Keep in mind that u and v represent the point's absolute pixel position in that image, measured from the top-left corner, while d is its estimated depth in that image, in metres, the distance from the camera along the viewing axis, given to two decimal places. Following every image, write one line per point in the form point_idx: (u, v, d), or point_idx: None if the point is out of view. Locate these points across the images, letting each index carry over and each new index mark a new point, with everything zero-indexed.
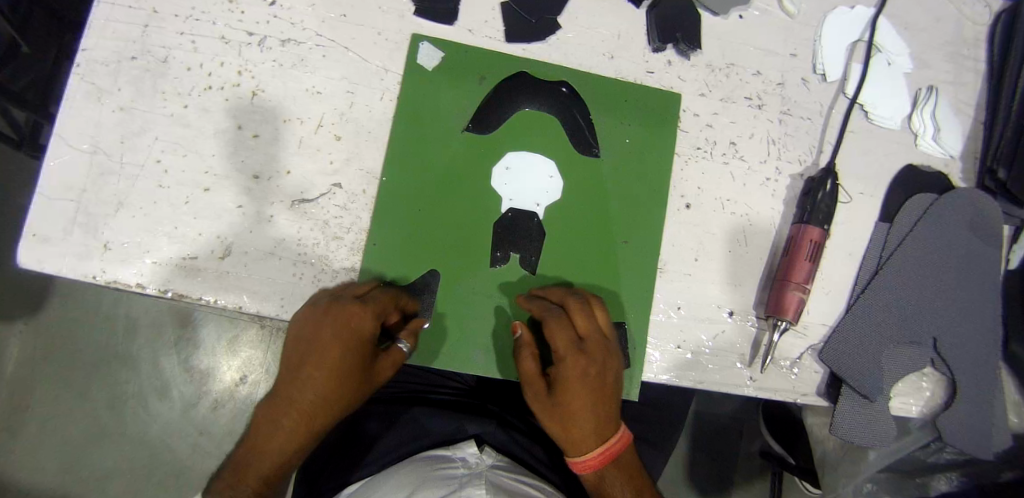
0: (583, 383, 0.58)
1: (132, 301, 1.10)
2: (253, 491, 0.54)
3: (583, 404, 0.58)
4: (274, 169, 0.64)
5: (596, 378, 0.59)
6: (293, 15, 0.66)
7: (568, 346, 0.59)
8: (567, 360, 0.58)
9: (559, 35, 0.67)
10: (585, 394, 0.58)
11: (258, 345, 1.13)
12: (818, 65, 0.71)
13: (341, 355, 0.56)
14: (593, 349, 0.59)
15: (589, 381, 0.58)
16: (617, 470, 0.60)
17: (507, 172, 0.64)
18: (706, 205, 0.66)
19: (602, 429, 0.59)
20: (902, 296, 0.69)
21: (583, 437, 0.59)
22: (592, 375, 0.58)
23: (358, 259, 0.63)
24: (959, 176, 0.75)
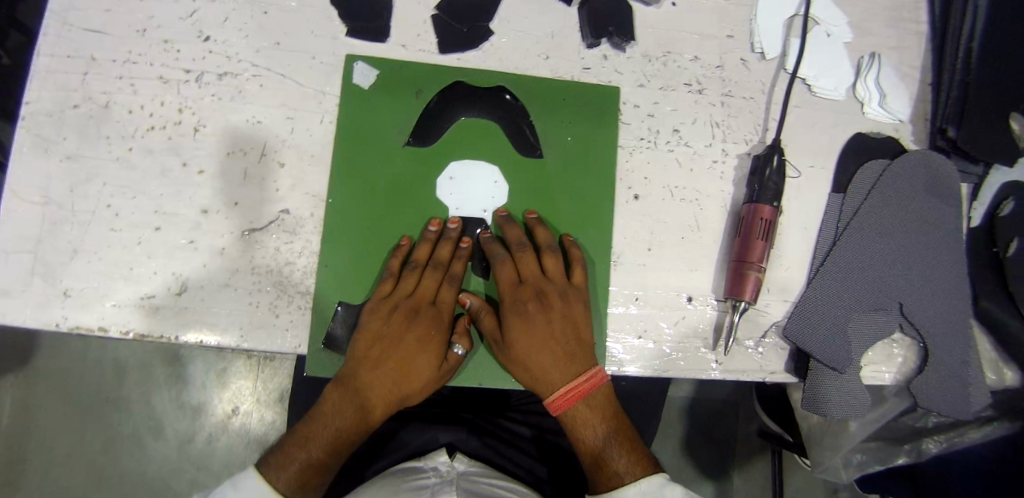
0: (531, 320, 0.62)
1: (118, 345, 1.11)
2: (318, 460, 0.58)
3: (539, 339, 0.61)
4: (221, 201, 0.65)
5: (545, 313, 0.62)
6: (227, 48, 0.67)
7: (511, 288, 0.63)
8: (512, 300, 0.62)
9: (492, 41, 0.67)
10: (539, 329, 0.62)
11: (247, 374, 1.14)
12: (755, 44, 0.71)
13: (416, 347, 0.61)
14: (534, 285, 0.63)
15: (538, 317, 0.62)
16: (590, 411, 0.61)
17: (452, 182, 0.65)
18: (654, 194, 0.67)
19: (567, 364, 0.61)
20: (864, 253, 0.69)
21: (550, 374, 0.61)
22: (539, 310, 0.62)
23: (312, 281, 0.63)
24: (909, 139, 0.75)
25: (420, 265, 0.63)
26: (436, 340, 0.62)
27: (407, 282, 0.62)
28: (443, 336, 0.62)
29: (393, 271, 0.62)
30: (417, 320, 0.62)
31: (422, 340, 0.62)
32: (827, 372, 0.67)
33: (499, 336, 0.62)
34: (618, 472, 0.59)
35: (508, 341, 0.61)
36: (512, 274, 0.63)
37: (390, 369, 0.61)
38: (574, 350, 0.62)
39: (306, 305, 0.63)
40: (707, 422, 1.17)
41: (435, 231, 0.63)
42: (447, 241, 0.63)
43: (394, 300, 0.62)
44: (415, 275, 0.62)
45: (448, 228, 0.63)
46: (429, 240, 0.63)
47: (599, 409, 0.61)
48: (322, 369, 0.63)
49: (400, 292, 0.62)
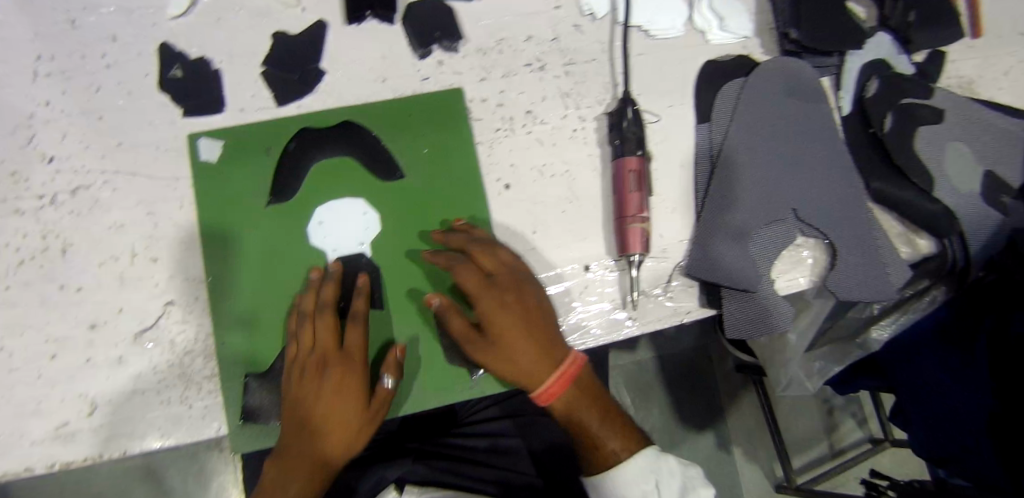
0: (509, 312, 0.60)
1: (91, 476, 1.09)
2: None
3: (519, 330, 0.59)
4: (108, 312, 0.65)
5: (522, 303, 0.60)
6: (74, 163, 0.67)
7: (480, 286, 0.60)
8: (485, 299, 0.60)
9: (326, 80, 0.68)
10: (518, 321, 0.59)
11: (225, 466, 1.11)
12: (583, 7, 0.71)
13: (340, 400, 0.60)
14: (503, 279, 0.61)
15: (517, 307, 0.60)
16: (581, 393, 0.61)
17: (323, 226, 0.65)
18: (523, 178, 0.67)
19: (550, 352, 0.60)
20: (751, 169, 0.69)
21: (533, 366, 0.59)
22: (516, 301, 0.60)
23: (215, 363, 0.63)
24: (760, 52, 0.75)
25: (308, 316, 0.61)
26: (353, 388, 0.60)
27: (306, 337, 0.61)
28: (359, 383, 0.60)
29: (292, 332, 0.62)
30: (330, 376, 0.60)
31: (337, 391, 0.60)
32: (741, 293, 0.67)
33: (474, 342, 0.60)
34: (615, 450, 0.62)
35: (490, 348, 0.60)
36: (476, 275, 0.61)
37: (321, 427, 0.60)
38: (551, 335, 0.60)
39: (215, 388, 0.63)
40: (682, 374, 1.15)
41: (315, 277, 0.63)
42: (329, 285, 0.62)
43: (301, 363, 0.60)
44: (311, 326, 0.61)
45: (328, 272, 0.63)
46: (312, 290, 0.62)
47: (587, 390, 0.62)
48: (252, 444, 0.63)
49: (303, 351, 0.61)
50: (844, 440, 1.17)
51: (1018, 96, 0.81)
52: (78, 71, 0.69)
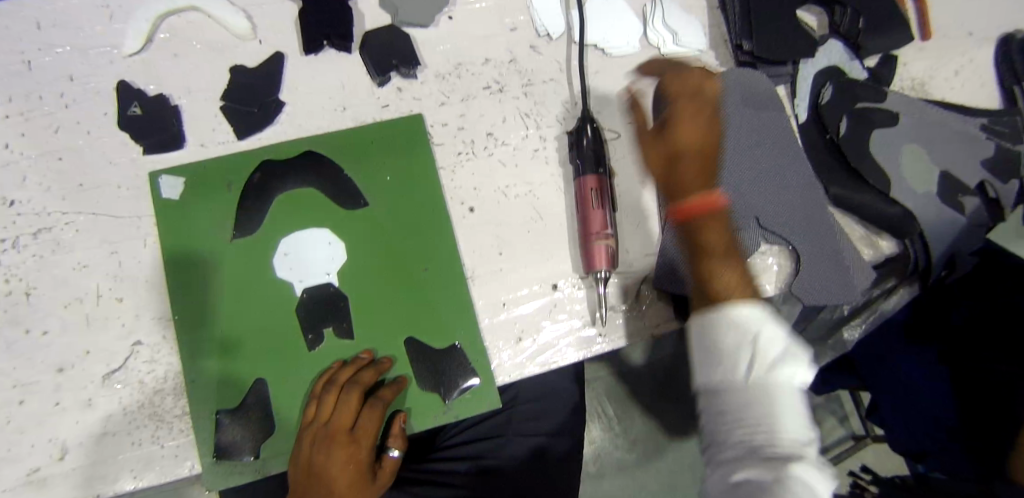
0: (692, 119, 0.64)
1: None
2: None
3: (700, 126, 0.63)
4: (74, 354, 0.64)
5: (704, 112, 0.64)
6: (34, 204, 0.67)
7: (684, 94, 0.65)
8: (682, 100, 0.64)
9: (286, 111, 0.68)
10: (698, 126, 0.64)
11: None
12: (539, 28, 0.72)
13: (346, 475, 0.61)
14: (687, 97, 0.65)
15: (697, 117, 0.64)
16: (716, 223, 0.60)
17: (288, 258, 0.65)
18: (487, 200, 0.67)
19: (708, 171, 0.62)
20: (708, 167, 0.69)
21: (688, 172, 0.62)
22: (696, 112, 0.64)
23: (185, 401, 0.63)
24: (715, 64, 0.77)
25: (335, 391, 0.60)
26: (353, 465, 0.61)
27: (326, 409, 0.60)
28: (365, 460, 0.62)
29: (316, 396, 0.61)
30: (336, 450, 0.60)
31: (345, 470, 0.61)
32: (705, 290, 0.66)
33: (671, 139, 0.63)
34: (731, 290, 0.57)
35: (665, 156, 0.63)
36: (687, 83, 0.66)
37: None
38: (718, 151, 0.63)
39: (186, 426, 0.62)
40: (663, 382, 1.16)
41: (366, 359, 0.62)
42: (368, 370, 0.61)
43: (312, 438, 0.60)
44: (332, 400, 0.60)
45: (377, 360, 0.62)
46: (352, 368, 0.61)
47: (722, 225, 0.61)
48: (221, 482, 0.61)
49: (317, 425, 0.60)
50: (826, 439, 1.18)
51: (970, 95, 0.83)
52: (37, 112, 0.69)
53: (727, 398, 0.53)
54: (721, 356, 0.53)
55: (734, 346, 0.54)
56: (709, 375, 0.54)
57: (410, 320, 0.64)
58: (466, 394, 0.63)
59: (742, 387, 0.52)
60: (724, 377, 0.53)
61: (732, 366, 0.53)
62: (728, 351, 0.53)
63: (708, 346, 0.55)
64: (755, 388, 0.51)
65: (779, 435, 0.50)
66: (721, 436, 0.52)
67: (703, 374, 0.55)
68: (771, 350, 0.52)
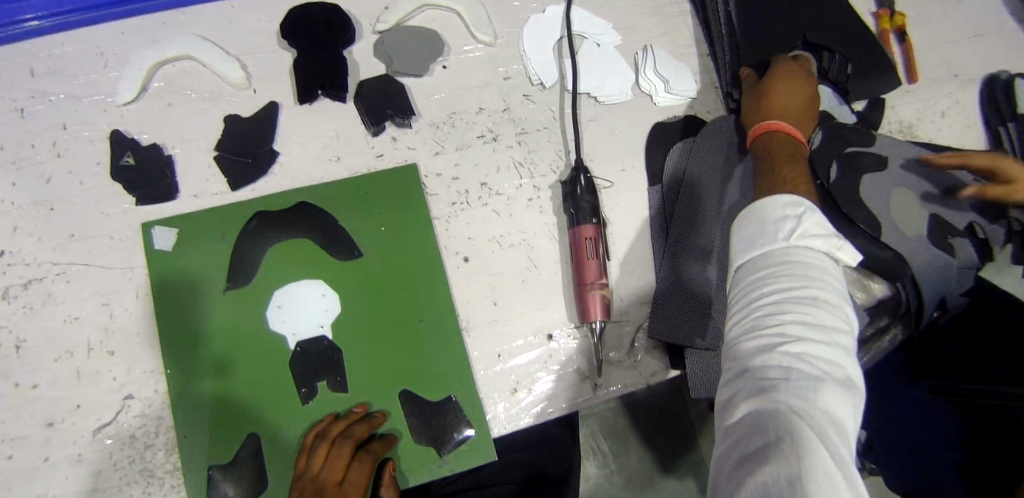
0: (792, 78, 0.70)
1: None
2: None
3: (788, 92, 0.69)
4: (64, 408, 0.63)
5: (804, 76, 0.71)
6: (25, 255, 0.66)
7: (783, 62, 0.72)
8: (783, 66, 0.71)
9: (280, 161, 0.68)
10: (787, 89, 0.69)
11: None
12: (533, 77, 0.74)
13: None
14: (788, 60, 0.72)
15: (797, 79, 0.70)
16: (786, 152, 0.65)
17: (282, 310, 0.64)
18: (482, 250, 0.68)
19: (803, 116, 0.69)
20: (705, 199, 0.70)
21: (785, 109, 0.68)
22: (796, 75, 0.71)
23: (176, 456, 0.62)
24: (706, 112, 0.77)
25: (329, 441, 0.59)
26: None
27: (319, 458, 0.58)
28: None
29: (307, 448, 0.60)
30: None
31: None
32: (703, 317, 0.67)
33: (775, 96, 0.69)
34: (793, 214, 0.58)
35: (758, 97, 0.70)
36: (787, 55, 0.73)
37: None
38: (810, 106, 0.70)
39: (177, 482, 0.61)
40: (657, 416, 1.16)
41: (359, 411, 0.61)
42: (363, 421, 0.60)
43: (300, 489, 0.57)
44: (323, 453, 0.58)
45: (370, 413, 0.62)
46: (348, 418, 0.61)
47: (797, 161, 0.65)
48: None
49: (307, 476, 0.58)
50: None
51: (958, 137, 0.83)
52: (28, 160, 0.69)
53: (760, 289, 0.53)
54: (765, 238, 0.55)
55: (773, 224, 0.55)
56: (747, 277, 0.55)
57: (405, 372, 0.63)
58: (460, 448, 0.62)
59: (781, 275, 0.52)
60: (765, 267, 0.54)
61: (775, 252, 0.54)
62: (771, 225, 0.55)
63: (751, 241, 0.56)
64: (788, 262, 0.53)
65: (815, 329, 0.49)
66: (743, 349, 0.51)
67: (741, 276, 0.56)
68: (812, 234, 0.53)
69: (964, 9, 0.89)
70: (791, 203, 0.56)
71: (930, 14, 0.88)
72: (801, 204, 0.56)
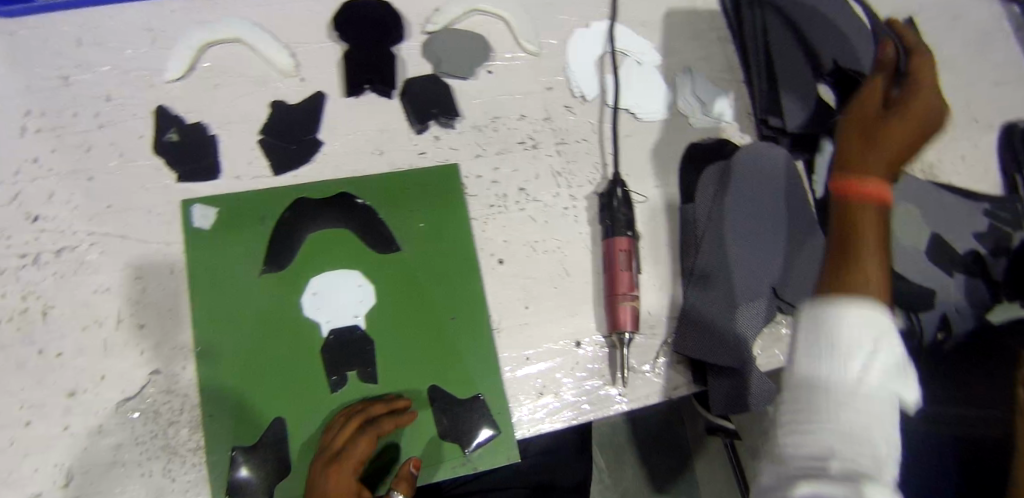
0: (905, 116, 0.63)
1: None
2: None
3: (895, 131, 0.62)
4: (89, 378, 0.63)
5: (924, 110, 0.63)
6: (60, 223, 0.67)
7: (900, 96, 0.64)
8: (906, 95, 0.64)
9: (323, 150, 0.69)
10: (896, 128, 0.62)
11: None
12: (574, 89, 0.76)
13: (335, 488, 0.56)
14: (916, 85, 0.65)
15: (909, 116, 0.63)
16: (873, 207, 0.58)
17: (318, 297, 0.65)
18: (517, 254, 0.69)
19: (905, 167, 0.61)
20: (734, 221, 0.72)
21: (882, 153, 0.61)
22: (910, 113, 0.63)
23: (201, 435, 0.62)
24: (740, 136, 0.79)
25: (346, 414, 0.60)
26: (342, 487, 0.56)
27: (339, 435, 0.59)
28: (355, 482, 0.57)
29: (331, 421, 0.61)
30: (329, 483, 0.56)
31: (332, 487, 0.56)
32: (734, 341, 0.68)
33: (904, 103, 0.64)
34: (867, 282, 0.54)
35: (869, 135, 0.62)
36: (919, 69, 0.66)
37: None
38: (916, 149, 0.62)
39: (200, 460, 0.62)
40: (653, 434, 1.18)
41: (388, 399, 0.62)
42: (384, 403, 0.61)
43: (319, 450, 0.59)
44: (340, 420, 0.60)
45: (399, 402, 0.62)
46: (376, 400, 0.62)
47: (881, 222, 0.58)
48: None
49: (324, 443, 0.59)
50: None
51: (976, 180, 0.86)
52: (69, 129, 0.69)
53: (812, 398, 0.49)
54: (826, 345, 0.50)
55: (845, 341, 0.50)
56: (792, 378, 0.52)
57: (436, 367, 0.64)
58: (483, 448, 0.63)
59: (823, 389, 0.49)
60: (820, 381, 0.49)
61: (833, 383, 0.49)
62: (840, 350, 0.49)
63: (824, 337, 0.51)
64: (850, 390, 0.48)
65: (843, 448, 0.46)
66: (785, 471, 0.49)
67: (790, 378, 0.52)
68: (877, 360, 0.49)
69: (987, 58, 0.92)
70: (878, 317, 0.51)
71: (955, 60, 0.91)
72: (873, 332, 0.50)
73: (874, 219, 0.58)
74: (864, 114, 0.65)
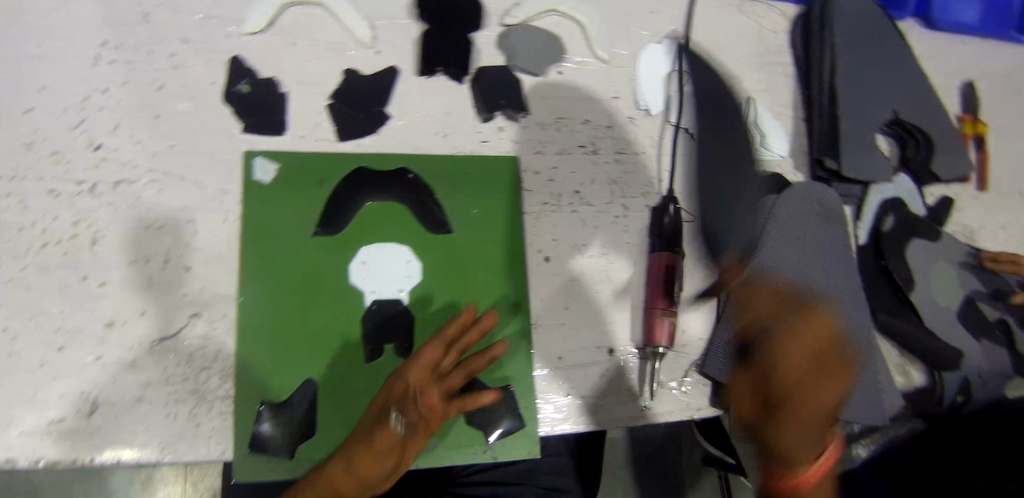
0: (800, 343, 0.60)
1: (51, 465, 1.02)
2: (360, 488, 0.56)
3: (806, 377, 0.59)
4: (129, 312, 0.63)
5: (815, 336, 0.60)
6: (121, 155, 0.66)
7: (796, 317, 0.61)
8: (776, 324, 0.62)
9: (390, 124, 0.70)
10: (801, 369, 0.59)
11: (174, 478, 1.05)
12: (639, 102, 0.76)
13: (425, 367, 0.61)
14: (783, 321, 0.62)
15: (805, 338, 0.60)
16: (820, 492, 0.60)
17: (365, 266, 0.66)
18: (564, 254, 0.70)
19: (818, 404, 0.59)
20: (784, 251, 0.73)
21: (820, 393, 0.58)
22: (818, 338, 0.60)
23: (232, 384, 0.63)
24: (792, 172, 0.80)
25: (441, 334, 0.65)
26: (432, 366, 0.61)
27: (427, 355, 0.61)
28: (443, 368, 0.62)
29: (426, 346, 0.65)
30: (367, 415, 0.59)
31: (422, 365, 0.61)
32: None
33: (768, 363, 0.61)
34: None
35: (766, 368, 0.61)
36: (781, 319, 0.62)
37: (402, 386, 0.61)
38: (831, 362, 0.59)
39: (228, 408, 0.62)
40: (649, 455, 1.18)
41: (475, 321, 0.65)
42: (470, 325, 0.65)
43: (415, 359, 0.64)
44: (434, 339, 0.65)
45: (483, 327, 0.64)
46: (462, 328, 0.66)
47: (820, 465, 0.60)
48: (251, 474, 0.61)
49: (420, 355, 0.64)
50: None
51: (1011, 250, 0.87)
52: (142, 64, 0.69)
53: None
54: None
55: None
56: None
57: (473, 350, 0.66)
58: (504, 440, 0.63)
59: None
60: None
61: None
62: None
63: None
64: None
65: None
66: None
67: None
68: None
69: None
70: None
71: (1007, 130, 0.92)
72: None
73: (818, 471, 0.60)
74: (746, 349, 0.66)
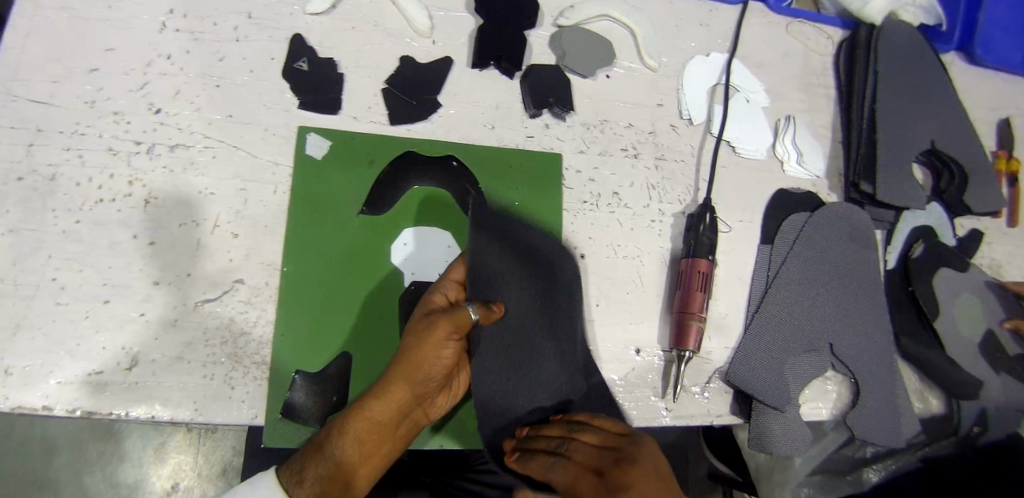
0: (635, 457, 0.49)
1: (43, 422, 0.94)
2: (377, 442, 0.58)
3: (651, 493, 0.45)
4: (175, 272, 0.65)
5: (634, 448, 0.50)
6: (179, 120, 0.68)
7: (596, 446, 0.51)
8: (580, 449, 0.51)
9: (440, 112, 0.72)
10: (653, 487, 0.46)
11: (185, 449, 0.96)
12: (683, 111, 0.78)
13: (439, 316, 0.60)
14: (583, 440, 0.52)
15: (642, 451, 0.49)
16: None
17: (407, 247, 0.68)
18: (599, 253, 0.71)
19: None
20: (812, 268, 0.75)
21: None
22: (609, 455, 0.49)
23: (268, 351, 0.64)
24: (827, 192, 0.81)
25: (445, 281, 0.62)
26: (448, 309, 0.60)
27: (447, 321, 0.56)
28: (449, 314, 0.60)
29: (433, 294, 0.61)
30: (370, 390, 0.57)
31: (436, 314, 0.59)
32: (782, 384, 0.70)
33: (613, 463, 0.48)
34: None
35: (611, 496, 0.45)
36: (586, 449, 0.51)
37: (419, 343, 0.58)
38: (648, 463, 0.48)
39: (263, 374, 0.63)
40: None
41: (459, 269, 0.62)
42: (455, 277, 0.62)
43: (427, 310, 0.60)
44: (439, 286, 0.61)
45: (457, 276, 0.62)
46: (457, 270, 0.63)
47: None
48: (280, 440, 0.62)
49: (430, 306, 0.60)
50: None
51: None
52: (206, 35, 0.71)
53: None
54: None
55: None
56: None
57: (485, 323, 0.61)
58: None
59: None
60: None
61: None
62: None
63: None
64: None
65: None
66: None
67: None
68: None
69: None
70: None
71: None
72: None
73: None
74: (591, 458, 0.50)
